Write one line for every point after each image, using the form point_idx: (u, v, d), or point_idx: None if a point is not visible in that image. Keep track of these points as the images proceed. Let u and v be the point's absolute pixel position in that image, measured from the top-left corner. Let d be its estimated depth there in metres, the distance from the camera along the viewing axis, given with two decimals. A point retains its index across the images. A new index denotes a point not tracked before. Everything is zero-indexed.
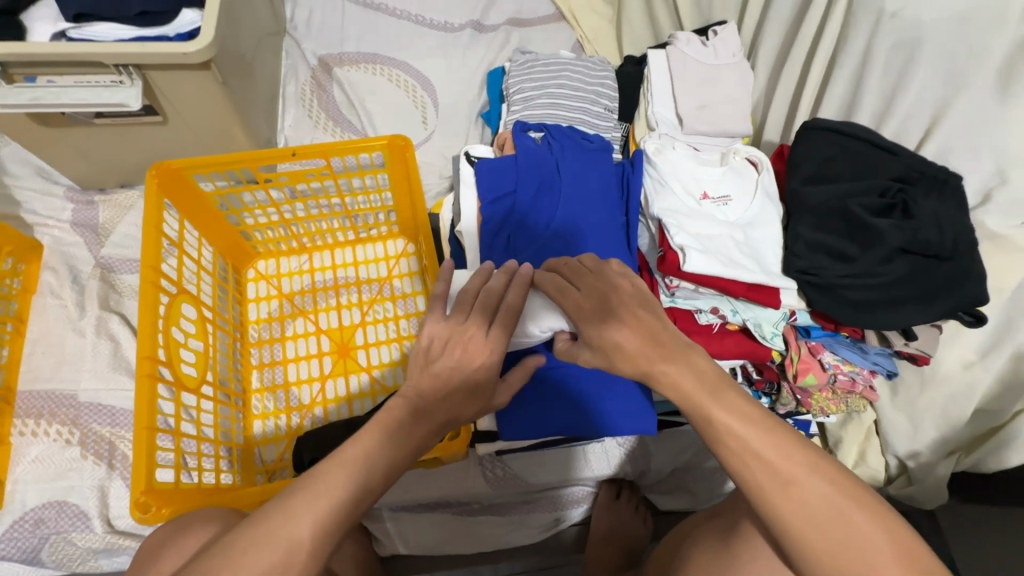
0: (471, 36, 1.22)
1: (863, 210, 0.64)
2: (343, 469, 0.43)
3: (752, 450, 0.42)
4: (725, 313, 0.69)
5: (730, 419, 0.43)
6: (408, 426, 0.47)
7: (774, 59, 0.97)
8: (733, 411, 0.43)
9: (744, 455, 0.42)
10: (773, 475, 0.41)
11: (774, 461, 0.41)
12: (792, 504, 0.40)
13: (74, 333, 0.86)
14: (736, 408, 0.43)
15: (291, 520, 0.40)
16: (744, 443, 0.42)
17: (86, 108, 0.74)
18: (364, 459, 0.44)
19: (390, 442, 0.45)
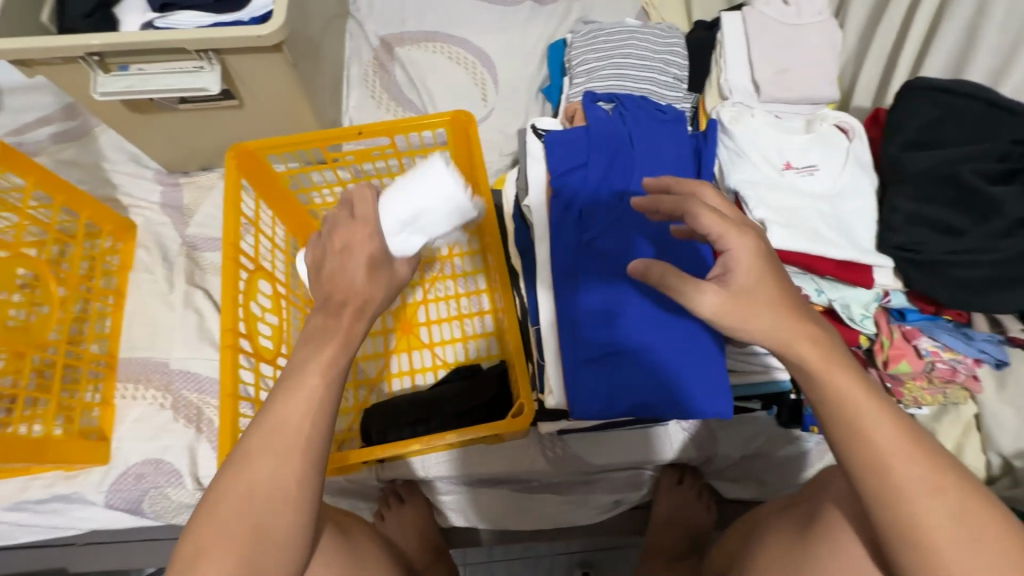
0: (532, 9, 1.19)
1: (976, 178, 0.57)
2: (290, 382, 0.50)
3: (845, 385, 0.45)
4: (808, 293, 0.64)
5: (825, 359, 0.46)
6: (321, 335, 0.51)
7: (866, 16, 0.88)
8: (862, 381, 0.45)
9: (839, 388, 0.45)
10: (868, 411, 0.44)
11: (867, 398, 0.44)
12: (881, 437, 0.43)
13: (165, 306, 0.93)
14: (829, 347, 0.46)
15: (277, 414, 0.49)
16: (869, 421, 0.43)
17: (171, 93, 0.78)
18: (297, 377, 0.50)
19: (310, 353, 0.51)
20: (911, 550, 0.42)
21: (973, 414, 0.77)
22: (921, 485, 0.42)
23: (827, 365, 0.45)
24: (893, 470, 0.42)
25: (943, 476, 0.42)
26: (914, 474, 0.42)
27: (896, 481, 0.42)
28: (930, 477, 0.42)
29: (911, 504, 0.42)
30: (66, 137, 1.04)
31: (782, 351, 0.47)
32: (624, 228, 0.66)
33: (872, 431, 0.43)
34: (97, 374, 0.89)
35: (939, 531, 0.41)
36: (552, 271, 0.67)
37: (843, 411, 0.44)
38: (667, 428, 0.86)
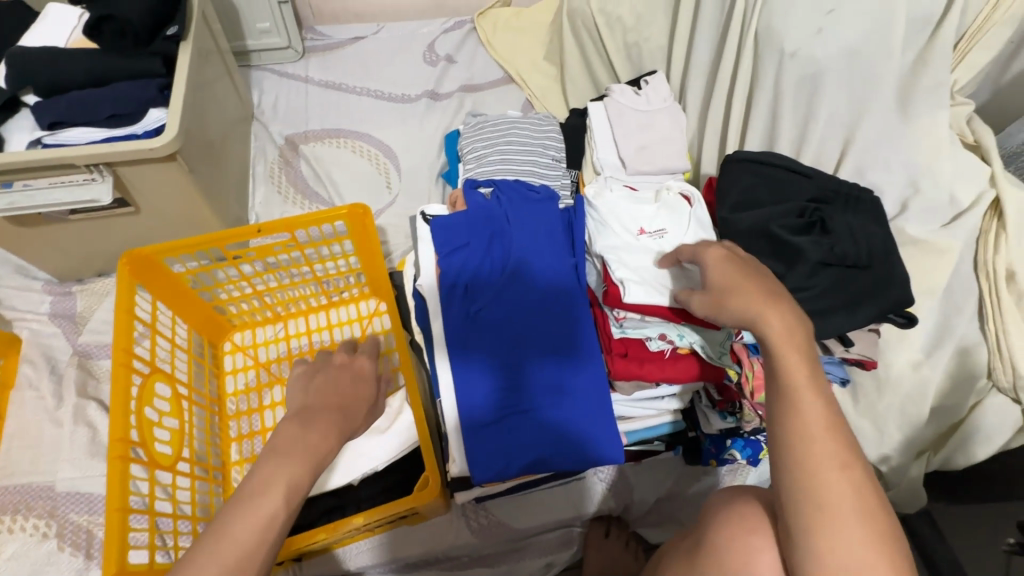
0: (428, 105, 1.33)
1: (784, 230, 0.69)
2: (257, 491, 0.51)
3: (796, 361, 0.50)
4: (672, 338, 0.72)
5: (786, 336, 0.51)
6: (295, 451, 0.55)
7: (700, 102, 1.06)
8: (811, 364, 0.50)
9: (790, 362, 0.50)
10: (804, 389, 0.49)
11: (809, 376, 0.50)
12: (812, 410, 0.48)
13: (51, 423, 0.87)
14: (799, 330, 0.52)
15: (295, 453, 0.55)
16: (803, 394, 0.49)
17: (59, 206, 0.79)
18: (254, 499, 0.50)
19: (275, 468, 0.53)
20: (809, 514, 0.45)
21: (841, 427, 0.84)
22: (833, 459, 0.46)
23: (790, 344, 0.51)
24: (814, 440, 0.47)
25: (852, 459, 0.46)
26: (832, 448, 0.46)
27: (816, 447, 0.46)
28: (842, 455, 0.46)
29: (821, 470, 0.46)
30: None
31: (754, 327, 0.53)
32: (506, 300, 0.76)
33: (805, 404, 0.48)
34: None
35: (838, 499, 0.45)
36: (447, 344, 0.74)
37: (785, 383, 0.50)
38: (584, 481, 0.89)
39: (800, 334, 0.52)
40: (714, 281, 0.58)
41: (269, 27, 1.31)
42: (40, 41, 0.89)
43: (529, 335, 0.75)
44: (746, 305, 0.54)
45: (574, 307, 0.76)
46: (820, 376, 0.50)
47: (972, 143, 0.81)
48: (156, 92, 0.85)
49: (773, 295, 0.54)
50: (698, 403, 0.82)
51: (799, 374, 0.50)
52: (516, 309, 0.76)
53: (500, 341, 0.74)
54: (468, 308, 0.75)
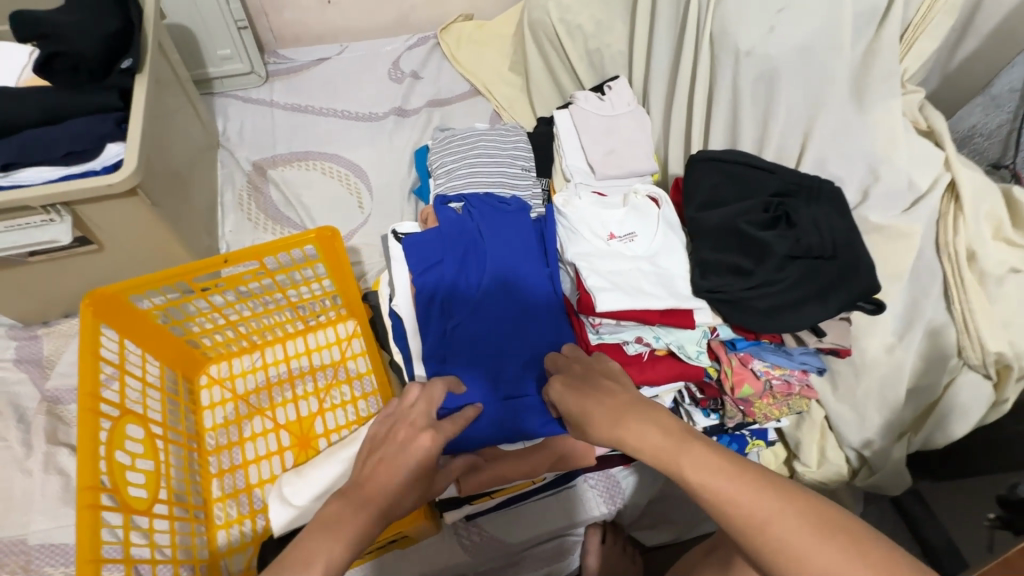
0: (396, 122, 1.33)
1: (751, 226, 0.70)
2: (295, 567, 0.46)
3: (669, 449, 0.48)
4: (649, 340, 0.73)
5: (646, 442, 0.50)
6: (342, 524, 0.50)
7: (664, 104, 1.08)
8: (685, 447, 0.48)
9: (658, 453, 0.49)
10: (685, 461, 0.47)
11: (680, 450, 0.48)
12: (706, 479, 0.45)
13: (20, 473, 0.84)
14: (654, 428, 0.50)
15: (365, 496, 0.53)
16: (695, 479, 0.46)
17: (17, 249, 0.77)
18: (305, 555, 0.47)
19: (320, 539, 0.48)
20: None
21: (823, 415, 0.86)
22: (751, 517, 0.43)
23: (655, 448, 0.49)
24: (725, 507, 0.44)
25: (773, 506, 0.43)
26: (743, 505, 0.43)
27: (736, 517, 0.43)
28: (762, 505, 0.43)
29: (753, 532, 0.43)
30: None
31: (622, 446, 0.53)
32: (480, 314, 0.77)
33: (696, 477, 0.45)
34: None
35: (786, 557, 0.41)
36: (425, 363, 0.76)
37: (670, 474, 0.48)
38: (574, 489, 0.88)
39: (655, 434, 0.50)
40: (575, 413, 0.59)
41: (231, 53, 1.30)
42: None
43: (506, 346, 0.76)
44: (603, 436, 0.55)
45: (547, 314, 0.78)
46: (689, 445, 0.48)
47: (925, 129, 0.83)
48: (113, 126, 0.83)
49: (616, 409, 0.55)
50: (681, 402, 0.82)
51: (673, 453, 0.48)
52: (492, 322, 0.77)
53: (479, 355, 0.76)
54: (445, 325, 0.76)
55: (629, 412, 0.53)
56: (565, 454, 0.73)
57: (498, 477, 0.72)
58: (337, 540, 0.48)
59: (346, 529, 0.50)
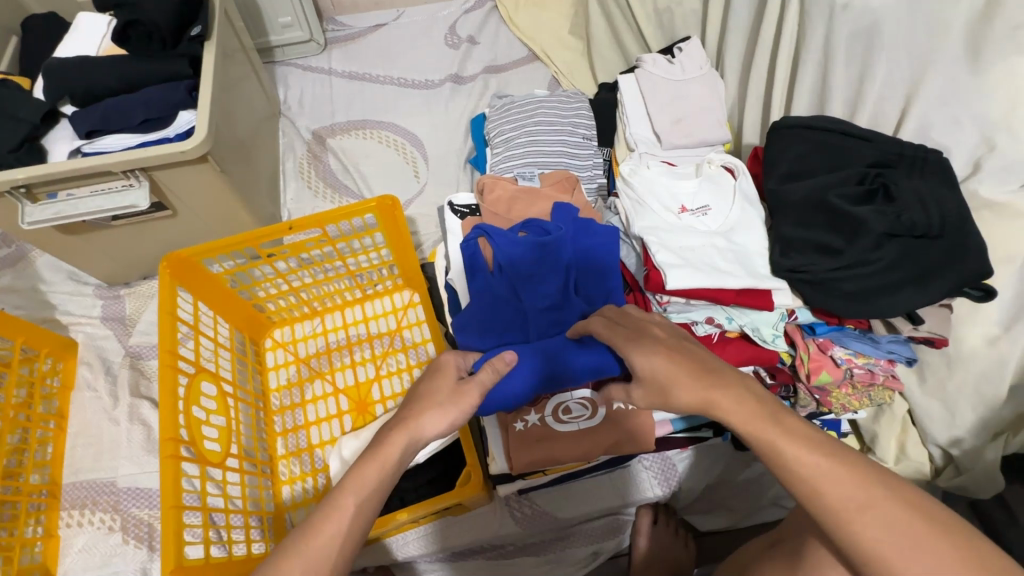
0: (452, 89, 1.30)
1: (842, 200, 0.64)
2: (338, 485, 0.49)
3: (757, 423, 0.47)
4: (720, 321, 0.69)
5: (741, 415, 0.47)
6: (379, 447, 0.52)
7: (740, 67, 0.99)
8: (783, 429, 0.46)
9: (752, 425, 0.47)
10: (782, 437, 0.45)
11: (779, 425, 0.46)
12: (804, 458, 0.44)
13: (110, 422, 0.92)
14: (749, 397, 0.48)
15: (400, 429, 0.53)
16: (788, 452, 0.45)
17: (101, 214, 0.80)
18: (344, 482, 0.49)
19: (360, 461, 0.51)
20: (868, 567, 0.41)
21: (906, 409, 0.80)
22: (852, 503, 0.42)
23: (747, 419, 0.47)
24: (822, 490, 0.43)
25: (876, 493, 0.42)
26: (847, 491, 0.42)
27: (825, 496, 0.43)
28: (864, 491, 0.42)
29: (851, 517, 0.42)
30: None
31: (710, 412, 0.49)
32: None
33: (794, 453, 0.44)
34: (38, 506, 0.85)
35: (888, 547, 0.40)
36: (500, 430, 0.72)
37: (763, 447, 0.46)
38: (629, 471, 0.87)
39: (749, 401, 0.48)
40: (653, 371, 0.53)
41: (291, 21, 1.29)
42: (73, 51, 0.90)
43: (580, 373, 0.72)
44: (693, 393, 0.50)
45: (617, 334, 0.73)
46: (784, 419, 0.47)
47: None
48: (184, 93, 0.86)
49: (701, 374, 0.51)
50: None
51: (769, 430, 0.46)
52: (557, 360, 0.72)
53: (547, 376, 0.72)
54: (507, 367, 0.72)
55: (718, 377, 0.50)
56: (628, 434, 0.70)
57: (552, 456, 0.69)
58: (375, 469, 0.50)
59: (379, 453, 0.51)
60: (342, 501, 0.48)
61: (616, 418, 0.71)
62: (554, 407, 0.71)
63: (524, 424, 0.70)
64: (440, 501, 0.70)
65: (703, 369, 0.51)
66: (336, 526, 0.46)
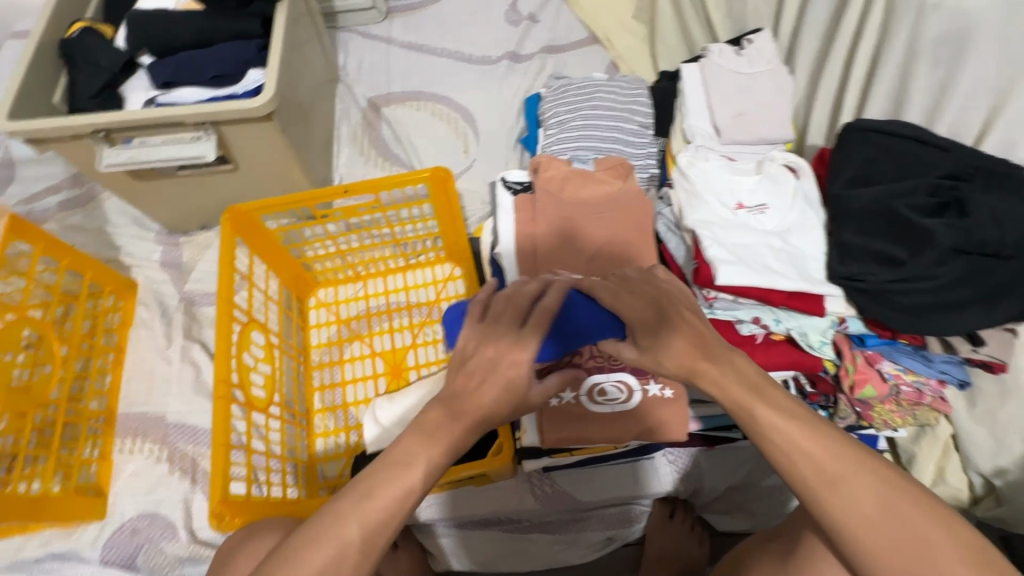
0: (509, 67, 1.29)
1: (911, 211, 0.62)
2: (401, 460, 0.49)
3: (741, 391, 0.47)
4: (767, 323, 0.68)
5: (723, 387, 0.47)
6: (438, 431, 0.50)
7: (812, 63, 0.95)
8: (766, 401, 0.46)
9: (736, 397, 0.47)
10: (761, 406, 0.46)
11: (755, 394, 0.46)
12: (784, 427, 0.45)
13: (163, 360, 0.97)
14: (736, 367, 0.48)
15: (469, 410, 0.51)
16: (769, 422, 0.45)
17: (171, 162, 0.84)
18: (400, 461, 0.49)
19: (421, 444, 0.50)
20: (837, 533, 0.43)
21: (949, 433, 0.78)
22: (828, 475, 0.43)
23: (733, 393, 0.47)
24: (801, 463, 0.44)
25: (852, 466, 0.43)
26: (824, 464, 0.43)
27: (810, 472, 0.43)
28: (840, 467, 0.43)
29: (825, 490, 0.43)
30: (72, 203, 1.11)
31: (694, 379, 0.49)
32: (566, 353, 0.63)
33: (771, 424, 0.45)
34: (96, 431, 0.92)
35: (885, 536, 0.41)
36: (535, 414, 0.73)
37: (741, 417, 0.47)
38: (653, 462, 0.87)
39: (733, 375, 0.47)
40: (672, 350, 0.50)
41: None
42: (154, 4, 0.94)
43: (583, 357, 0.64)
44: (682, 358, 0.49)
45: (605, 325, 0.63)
46: (767, 392, 0.46)
47: None
48: (254, 52, 0.88)
49: (700, 347, 0.49)
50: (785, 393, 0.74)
51: (752, 399, 0.46)
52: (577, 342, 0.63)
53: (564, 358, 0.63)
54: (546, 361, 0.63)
55: (713, 351, 0.49)
56: (659, 423, 0.70)
57: (584, 436, 0.71)
58: (433, 447, 0.50)
59: (443, 437, 0.50)
60: (411, 474, 0.48)
61: (649, 407, 0.70)
62: (589, 388, 0.70)
63: (559, 400, 0.70)
64: (466, 468, 0.72)
65: (700, 338, 0.49)
66: (396, 499, 0.47)
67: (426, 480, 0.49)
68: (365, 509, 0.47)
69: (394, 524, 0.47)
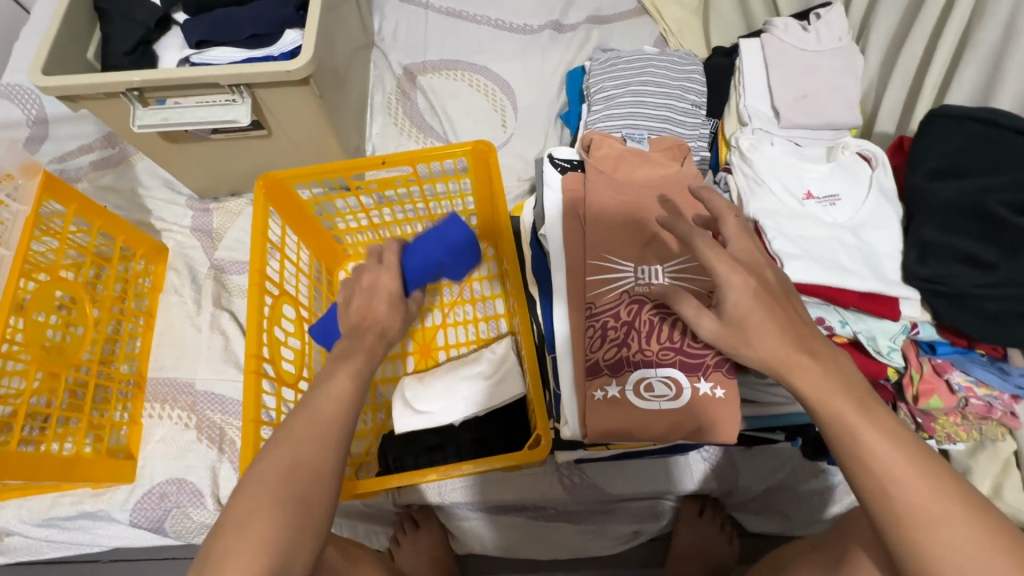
0: (551, 37, 1.22)
1: (1007, 208, 0.57)
2: (328, 383, 0.58)
3: (843, 407, 0.45)
4: (833, 324, 0.62)
5: (818, 385, 0.47)
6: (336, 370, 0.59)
7: (888, 42, 0.87)
8: (870, 419, 0.44)
9: (833, 406, 0.46)
10: (863, 425, 0.44)
11: (863, 414, 0.45)
12: (882, 453, 0.43)
13: (192, 327, 0.97)
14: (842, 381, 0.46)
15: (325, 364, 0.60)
16: (864, 439, 0.44)
17: (204, 126, 0.81)
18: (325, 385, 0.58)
19: (338, 364, 0.60)
20: (919, 571, 0.41)
21: (1012, 450, 0.73)
22: (923, 513, 0.41)
23: (825, 402, 0.46)
24: (895, 494, 0.42)
25: (954, 508, 0.41)
26: (918, 500, 0.41)
27: (903, 504, 0.42)
28: (939, 505, 0.41)
29: (920, 527, 0.41)
30: (104, 164, 1.09)
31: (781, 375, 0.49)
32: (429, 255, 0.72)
33: (872, 447, 0.43)
34: (126, 394, 0.92)
35: None
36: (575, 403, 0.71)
37: (838, 429, 0.45)
38: (688, 459, 0.84)
39: (831, 381, 0.47)
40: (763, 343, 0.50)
41: None
42: None
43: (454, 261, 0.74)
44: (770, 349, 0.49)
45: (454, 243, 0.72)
46: (874, 413, 0.44)
47: None
48: (291, 11, 0.84)
49: (796, 338, 0.49)
50: None
51: (851, 414, 0.45)
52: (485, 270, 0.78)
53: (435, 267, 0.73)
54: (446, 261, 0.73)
55: (815, 349, 0.49)
56: (710, 422, 0.66)
57: (625, 433, 0.66)
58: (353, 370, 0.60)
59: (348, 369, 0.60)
60: (340, 384, 0.58)
61: (696, 405, 0.66)
62: (636, 381, 0.67)
63: (603, 394, 0.67)
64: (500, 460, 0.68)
65: (795, 330, 0.50)
66: (337, 403, 0.57)
67: (355, 386, 0.59)
68: (316, 420, 0.55)
69: (341, 426, 0.56)
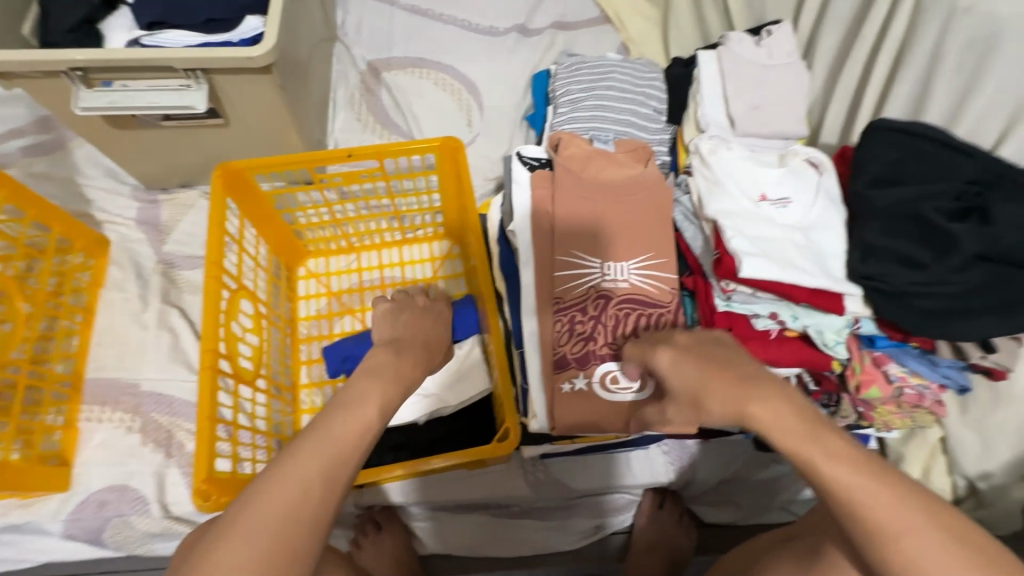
0: (517, 40, 1.24)
1: (939, 214, 0.62)
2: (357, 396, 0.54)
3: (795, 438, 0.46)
4: (784, 318, 0.68)
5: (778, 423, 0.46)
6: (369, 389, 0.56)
7: (831, 60, 0.94)
8: (822, 442, 0.45)
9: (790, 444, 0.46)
10: (819, 451, 0.45)
11: (814, 441, 0.45)
12: (842, 479, 0.44)
13: (137, 325, 0.91)
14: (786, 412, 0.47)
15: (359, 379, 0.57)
16: (826, 471, 0.44)
17: (155, 111, 0.77)
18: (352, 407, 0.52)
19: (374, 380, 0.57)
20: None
21: (939, 437, 0.79)
22: (888, 527, 0.42)
23: (784, 438, 0.46)
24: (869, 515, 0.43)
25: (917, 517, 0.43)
26: (883, 515, 0.43)
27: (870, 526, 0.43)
28: (900, 515, 0.42)
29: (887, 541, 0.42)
30: (37, 150, 1.02)
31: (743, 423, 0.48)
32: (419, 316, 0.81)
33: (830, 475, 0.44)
34: (60, 396, 0.85)
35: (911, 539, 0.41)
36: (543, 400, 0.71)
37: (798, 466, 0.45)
38: (649, 453, 0.87)
39: (786, 417, 0.47)
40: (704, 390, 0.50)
41: None
42: None
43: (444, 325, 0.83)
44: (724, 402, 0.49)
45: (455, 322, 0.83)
46: (823, 436, 0.45)
47: None
48: None
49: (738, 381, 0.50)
50: None
51: (809, 449, 0.45)
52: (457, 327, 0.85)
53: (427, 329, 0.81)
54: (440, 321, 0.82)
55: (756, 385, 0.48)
56: None
57: (594, 425, 0.69)
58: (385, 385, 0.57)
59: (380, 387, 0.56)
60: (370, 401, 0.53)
61: None
62: (602, 375, 0.69)
63: (571, 386, 0.69)
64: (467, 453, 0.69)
65: (739, 380, 0.49)
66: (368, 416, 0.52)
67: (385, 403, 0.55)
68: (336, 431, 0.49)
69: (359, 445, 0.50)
